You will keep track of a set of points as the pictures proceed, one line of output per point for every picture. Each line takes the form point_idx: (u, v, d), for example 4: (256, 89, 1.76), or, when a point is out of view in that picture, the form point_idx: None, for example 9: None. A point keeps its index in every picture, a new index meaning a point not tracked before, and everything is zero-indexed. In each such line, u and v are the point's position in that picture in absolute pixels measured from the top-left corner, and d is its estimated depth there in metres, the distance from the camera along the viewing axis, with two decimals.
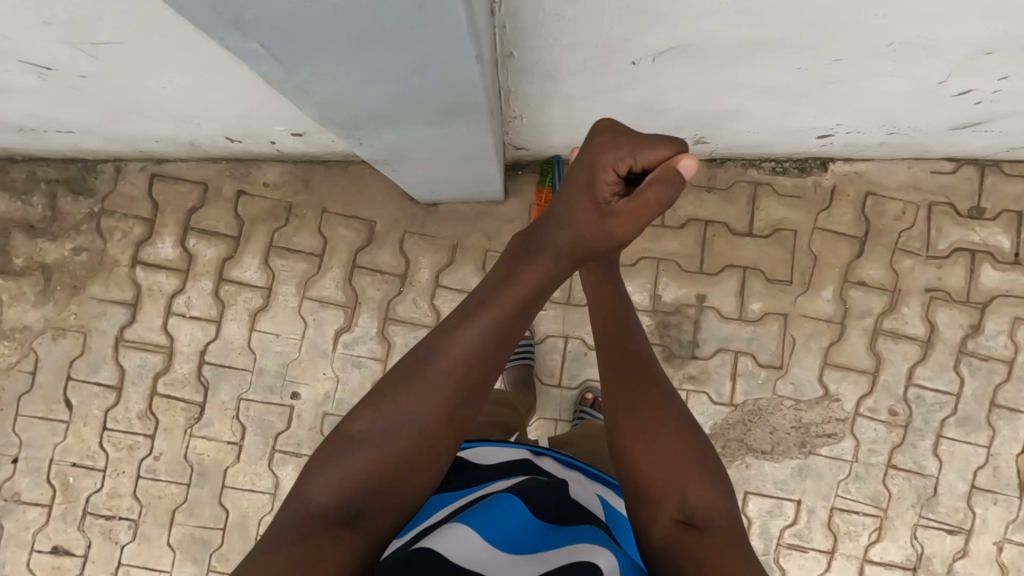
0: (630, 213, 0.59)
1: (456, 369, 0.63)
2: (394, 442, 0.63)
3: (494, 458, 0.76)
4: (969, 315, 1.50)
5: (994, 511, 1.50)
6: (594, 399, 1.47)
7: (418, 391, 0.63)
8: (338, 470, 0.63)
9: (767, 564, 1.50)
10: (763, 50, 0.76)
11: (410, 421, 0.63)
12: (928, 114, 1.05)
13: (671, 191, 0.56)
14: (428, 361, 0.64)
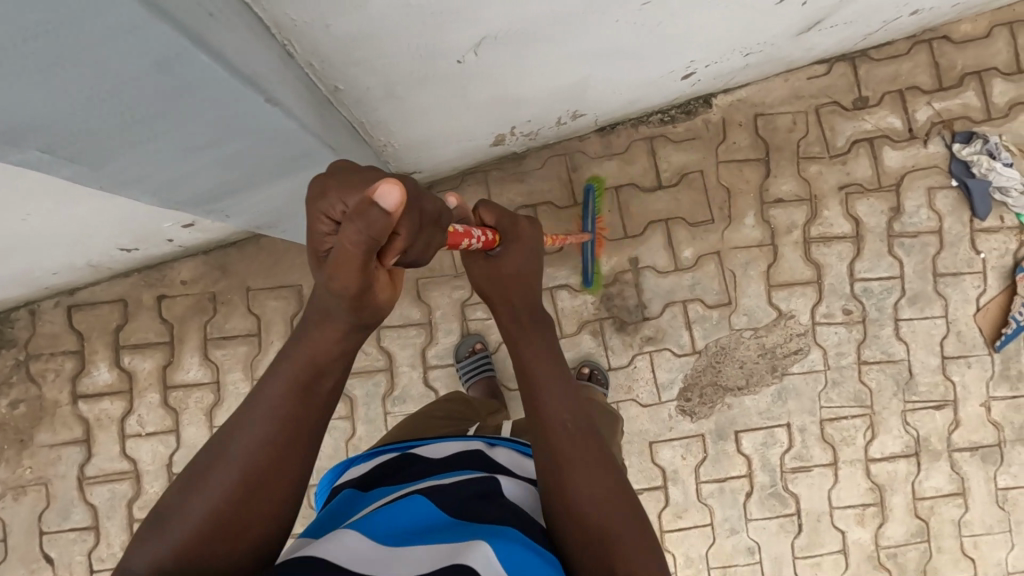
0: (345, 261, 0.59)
1: (280, 404, 0.65)
2: (225, 477, 0.62)
3: (443, 452, 0.83)
4: (886, 199, 1.54)
5: (971, 375, 1.52)
6: (591, 370, 1.47)
7: (245, 426, 0.64)
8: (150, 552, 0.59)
9: (778, 494, 1.51)
10: (572, 14, 0.78)
11: (241, 450, 0.63)
12: (771, 25, 1.08)
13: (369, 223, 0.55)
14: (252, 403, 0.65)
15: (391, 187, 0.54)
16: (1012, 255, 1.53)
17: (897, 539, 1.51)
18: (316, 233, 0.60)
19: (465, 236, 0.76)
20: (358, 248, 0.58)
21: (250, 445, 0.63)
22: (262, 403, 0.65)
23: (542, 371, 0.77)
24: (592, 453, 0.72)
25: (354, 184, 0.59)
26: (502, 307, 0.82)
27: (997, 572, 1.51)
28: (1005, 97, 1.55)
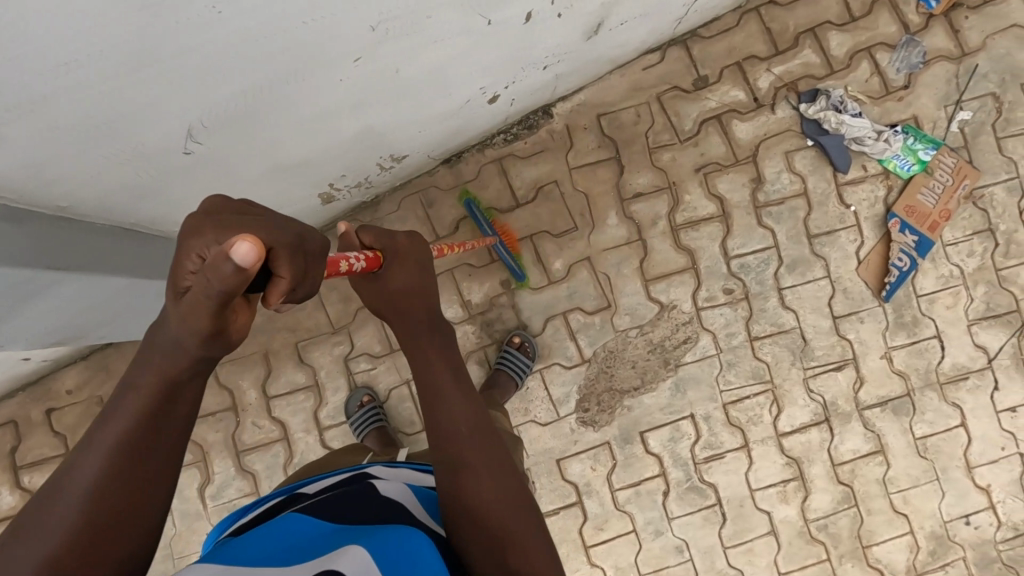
0: (195, 308, 0.54)
1: (114, 456, 0.55)
2: (66, 523, 0.53)
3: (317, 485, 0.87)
4: (745, 171, 1.53)
5: (867, 329, 1.50)
6: (521, 341, 1.48)
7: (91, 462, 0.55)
8: None
9: (695, 486, 1.48)
10: (274, 87, 0.78)
11: (63, 510, 0.53)
12: (545, 38, 1.08)
13: (227, 272, 0.49)
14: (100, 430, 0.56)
15: (245, 242, 0.48)
16: (882, 201, 1.52)
17: (824, 509, 1.48)
18: (183, 269, 0.53)
19: (345, 261, 0.71)
20: (221, 301, 0.52)
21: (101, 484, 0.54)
22: (107, 440, 0.56)
23: (435, 359, 0.80)
24: (496, 468, 0.77)
25: (232, 228, 0.53)
26: (400, 323, 0.81)
27: (934, 524, 1.47)
28: (843, 48, 1.54)
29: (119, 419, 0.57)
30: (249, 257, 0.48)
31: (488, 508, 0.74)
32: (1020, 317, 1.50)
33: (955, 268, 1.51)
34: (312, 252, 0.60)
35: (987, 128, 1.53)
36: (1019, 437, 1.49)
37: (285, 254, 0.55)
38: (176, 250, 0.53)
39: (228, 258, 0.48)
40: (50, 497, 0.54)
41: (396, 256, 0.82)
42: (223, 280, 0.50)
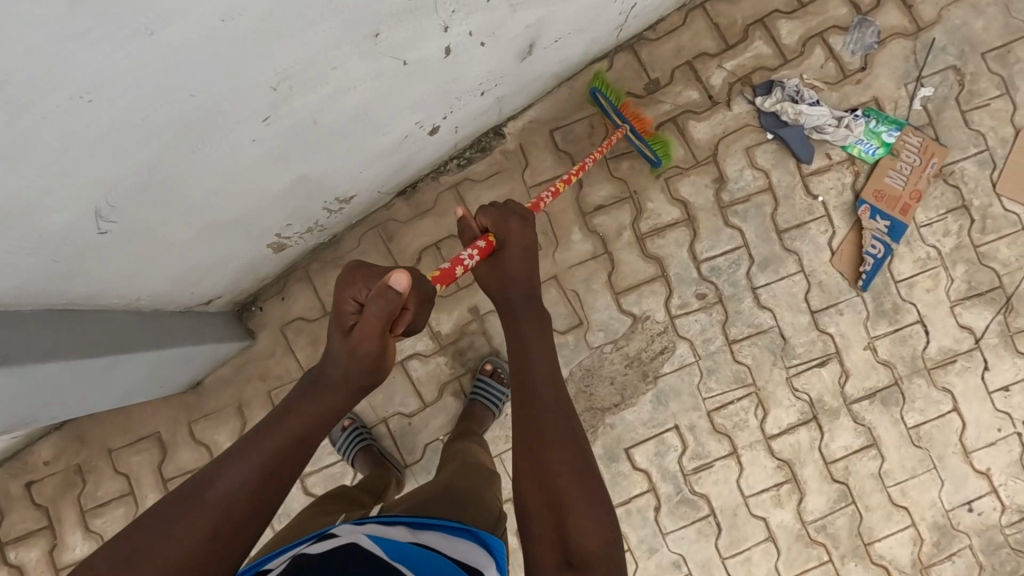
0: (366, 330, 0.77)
1: (268, 461, 0.74)
2: (206, 520, 0.68)
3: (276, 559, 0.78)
4: (707, 172, 1.49)
5: (847, 321, 1.46)
6: (493, 368, 1.45)
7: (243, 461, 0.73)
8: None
9: (687, 499, 1.45)
10: (180, 157, 0.76)
11: (233, 484, 0.71)
12: (473, 66, 1.05)
13: (386, 300, 0.75)
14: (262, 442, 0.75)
15: (401, 275, 0.75)
16: (850, 188, 1.48)
17: (821, 509, 1.44)
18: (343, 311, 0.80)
19: (455, 266, 0.90)
20: (380, 321, 0.76)
21: (226, 495, 0.70)
22: (258, 452, 0.74)
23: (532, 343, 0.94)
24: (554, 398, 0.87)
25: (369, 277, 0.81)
26: (519, 288, 0.98)
27: (935, 514, 1.44)
28: (795, 36, 1.50)
29: (264, 442, 0.76)
30: (399, 286, 0.74)
31: (547, 424, 0.84)
32: (1003, 293, 1.46)
33: (932, 249, 1.47)
34: (425, 291, 0.82)
35: (950, 103, 1.49)
36: (1014, 416, 1.45)
37: (413, 299, 0.80)
38: (345, 293, 0.81)
39: (389, 287, 0.74)
40: (211, 476, 0.71)
41: (505, 236, 0.98)
42: (383, 306, 0.75)
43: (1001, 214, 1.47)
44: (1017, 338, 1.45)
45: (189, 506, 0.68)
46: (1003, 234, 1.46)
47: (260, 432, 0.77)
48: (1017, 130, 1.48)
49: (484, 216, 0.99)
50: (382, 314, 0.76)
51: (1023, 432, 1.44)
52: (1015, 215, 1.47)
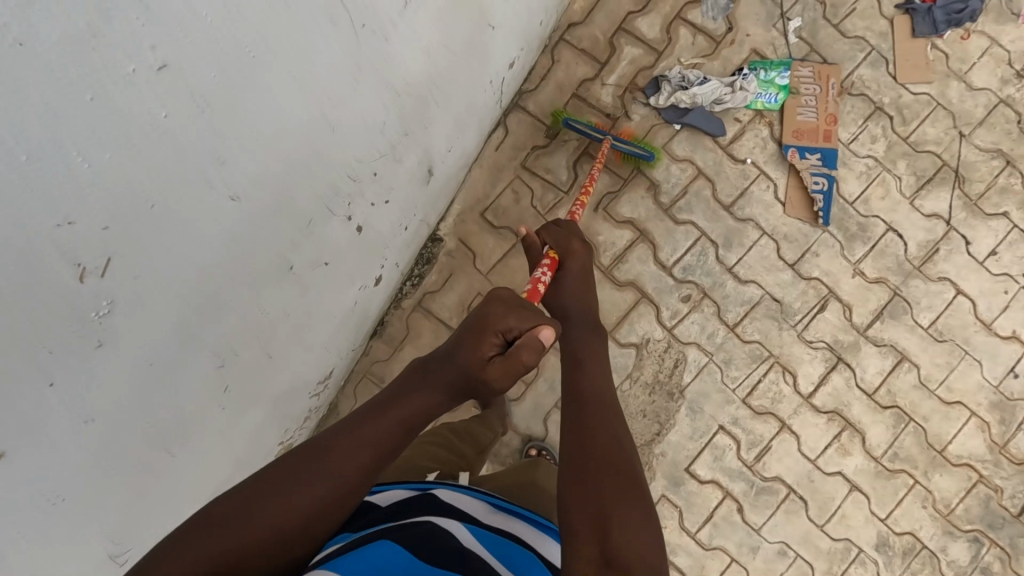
0: (500, 371, 0.69)
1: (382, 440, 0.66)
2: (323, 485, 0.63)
3: (389, 497, 0.76)
4: (638, 185, 1.51)
5: (825, 260, 1.48)
6: (541, 450, 1.45)
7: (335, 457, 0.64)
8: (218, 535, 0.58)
9: (762, 487, 1.45)
10: (164, 465, 0.75)
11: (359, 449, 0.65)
12: (386, 220, 1.06)
13: (532, 353, 0.68)
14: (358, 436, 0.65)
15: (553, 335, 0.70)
16: (770, 139, 1.51)
17: (885, 439, 1.45)
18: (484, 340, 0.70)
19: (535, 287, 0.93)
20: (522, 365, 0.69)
21: (304, 492, 0.62)
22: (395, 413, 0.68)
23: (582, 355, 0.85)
24: (604, 444, 0.71)
25: (512, 308, 0.73)
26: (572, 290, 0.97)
27: (988, 394, 1.45)
28: (656, 27, 1.53)
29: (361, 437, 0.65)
30: (550, 339, 0.70)
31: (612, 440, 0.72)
32: (949, 169, 1.49)
33: (869, 159, 1.49)
34: None
35: (821, 23, 1.52)
36: (1014, 274, 1.47)
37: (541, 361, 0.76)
38: (489, 327, 0.71)
39: (540, 339, 0.69)
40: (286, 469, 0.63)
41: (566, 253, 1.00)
42: (535, 357, 0.68)
43: (913, 100, 1.50)
44: (981, 203, 1.48)
45: (235, 527, 0.59)
46: (923, 116, 1.50)
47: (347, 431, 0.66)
48: (892, 19, 1.52)
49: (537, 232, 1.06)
50: (534, 360, 0.68)
51: None
52: (925, 95, 1.50)
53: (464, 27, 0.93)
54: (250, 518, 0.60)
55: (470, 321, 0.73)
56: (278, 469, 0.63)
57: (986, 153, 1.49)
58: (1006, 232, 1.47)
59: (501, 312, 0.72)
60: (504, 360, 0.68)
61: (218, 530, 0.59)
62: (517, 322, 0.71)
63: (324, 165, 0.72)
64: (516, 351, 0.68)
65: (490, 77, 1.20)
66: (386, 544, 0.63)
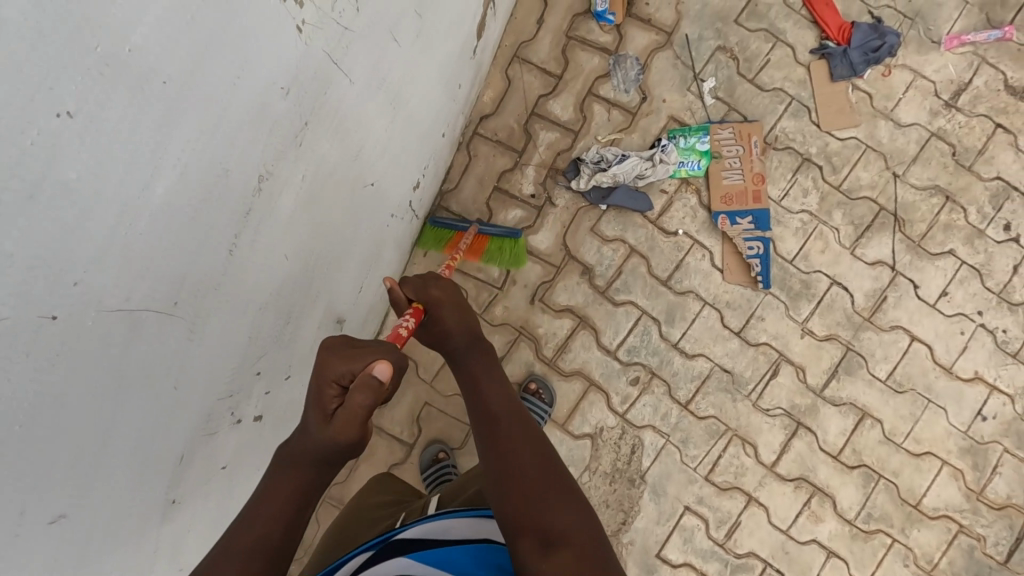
0: (344, 422, 0.66)
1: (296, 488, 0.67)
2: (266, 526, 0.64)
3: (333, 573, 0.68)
4: (572, 270, 1.48)
5: (772, 323, 1.45)
6: (535, 386, 1.44)
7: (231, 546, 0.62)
8: None
9: (736, 564, 1.42)
10: None
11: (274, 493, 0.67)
12: (294, 390, 1.04)
13: (369, 395, 0.66)
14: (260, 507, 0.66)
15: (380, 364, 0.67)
16: (700, 207, 1.47)
17: (857, 500, 1.41)
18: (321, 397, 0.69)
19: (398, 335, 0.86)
20: (360, 409, 0.66)
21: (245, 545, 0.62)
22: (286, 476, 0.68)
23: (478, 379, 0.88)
24: (539, 462, 0.76)
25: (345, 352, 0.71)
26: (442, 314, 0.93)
27: (958, 440, 1.41)
28: (569, 107, 1.51)
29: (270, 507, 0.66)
30: (388, 372, 0.67)
31: (527, 451, 0.77)
32: (887, 213, 1.44)
33: (803, 214, 1.46)
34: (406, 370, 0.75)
35: (736, 80, 1.49)
36: (969, 313, 1.42)
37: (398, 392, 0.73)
38: (324, 378, 0.69)
39: (372, 375, 0.66)
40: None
41: (435, 303, 0.93)
42: (373, 398, 0.66)
43: (841, 146, 1.46)
44: (925, 243, 1.43)
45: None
46: (854, 161, 1.45)
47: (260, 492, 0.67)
48: (809, 65, 1.48)
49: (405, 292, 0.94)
50: (369, 403, 0.66)
51: (984, 321, 1.42)
52: (853, 139, 1.46)
53: (335, 200, 0.89)
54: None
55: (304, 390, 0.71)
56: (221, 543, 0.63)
57: (923, 191, 1.44)
58: (955, 271, 1.42)
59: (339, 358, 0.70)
60: (342, 411, 0.66)
61: None
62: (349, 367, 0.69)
63: (183, 409, 0.70)
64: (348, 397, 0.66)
65: (392, 210, 1.18)
66: None
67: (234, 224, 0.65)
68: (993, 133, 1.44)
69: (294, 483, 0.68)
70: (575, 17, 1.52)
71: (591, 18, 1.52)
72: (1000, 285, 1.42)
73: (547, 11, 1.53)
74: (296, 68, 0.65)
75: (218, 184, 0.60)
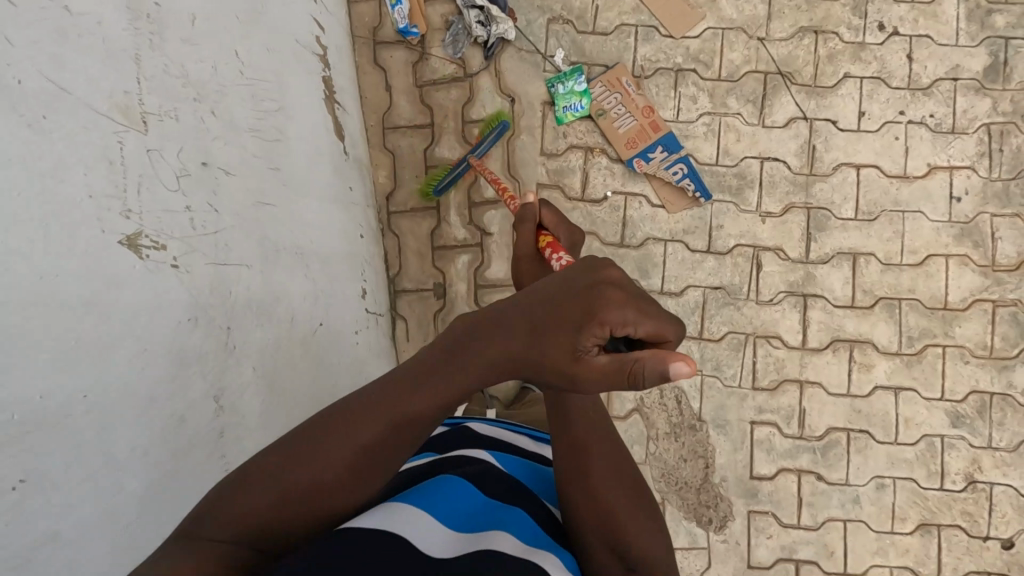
0: (608, 371, 0.57)
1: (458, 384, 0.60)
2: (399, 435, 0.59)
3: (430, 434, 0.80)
4: None
5: (732, 225, 1.48)
6: None
7: (349, 433, 0.58)
8: (276, 483, 0.56)
9: (822, 447, 1.45)
10: None
11: (433, 389, 0.60)
12: None
13: (658, 374, 0.54)
14: (430, 379, 0.60)
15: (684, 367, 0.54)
16: (613, 163, 1.51)
17: (893, 332, 1.44)
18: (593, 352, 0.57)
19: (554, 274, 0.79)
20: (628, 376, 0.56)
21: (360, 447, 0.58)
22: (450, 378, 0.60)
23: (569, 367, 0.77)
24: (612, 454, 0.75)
25: (648, 313, 0.57)
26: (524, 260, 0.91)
27: (948, 230, 1.43)
28: (456, 145, 1.56)
29: (442, 375, 0.60)
30: (686, 377, 0.54)
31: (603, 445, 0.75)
32: (773, 75, 1.47)
33: (703, 118, 1.49)
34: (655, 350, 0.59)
35: (579, 39, 1.53)
36: (893, 118, 1.45)
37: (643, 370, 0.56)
38: (597, 322, 0.56)
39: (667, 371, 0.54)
40: (274, 463, 0.57)
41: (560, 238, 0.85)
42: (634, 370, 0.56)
43: (701, 43, 1.50)
44: (821, 81, 1.46)
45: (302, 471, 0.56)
46: (719, 49, 1.49)
47: (401, 391, 0.60)
48: None
49: (544, 210, 0.87)
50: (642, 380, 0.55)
51: (910, 118, 1.44)
52: (707, 31, 1.50)
53: (295, 364, 0.94)
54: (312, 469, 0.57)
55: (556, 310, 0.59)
56: (333, 421, 0.59)
57: (792, 38, 1.47)
58: (859, 89, 1.45)
59: (574, 332, 0.57)
60: (612, 361, 0.57)
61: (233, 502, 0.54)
62: (644, 329, 0.57)
63: None
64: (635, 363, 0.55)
65: (353, 326, 1.24)
66: (452, 483, 0.65)
67: (218, 451, 0.72)
68: None
69: (443, 389, 0.60)
70: (414, 66, 1.57)
71: (428, 59, 1.57)
72: (905, 79, 1.45)
73: (389, 76, 1.58)
74: (192, 298, 0.70)
75: (180, 432, 0.66)
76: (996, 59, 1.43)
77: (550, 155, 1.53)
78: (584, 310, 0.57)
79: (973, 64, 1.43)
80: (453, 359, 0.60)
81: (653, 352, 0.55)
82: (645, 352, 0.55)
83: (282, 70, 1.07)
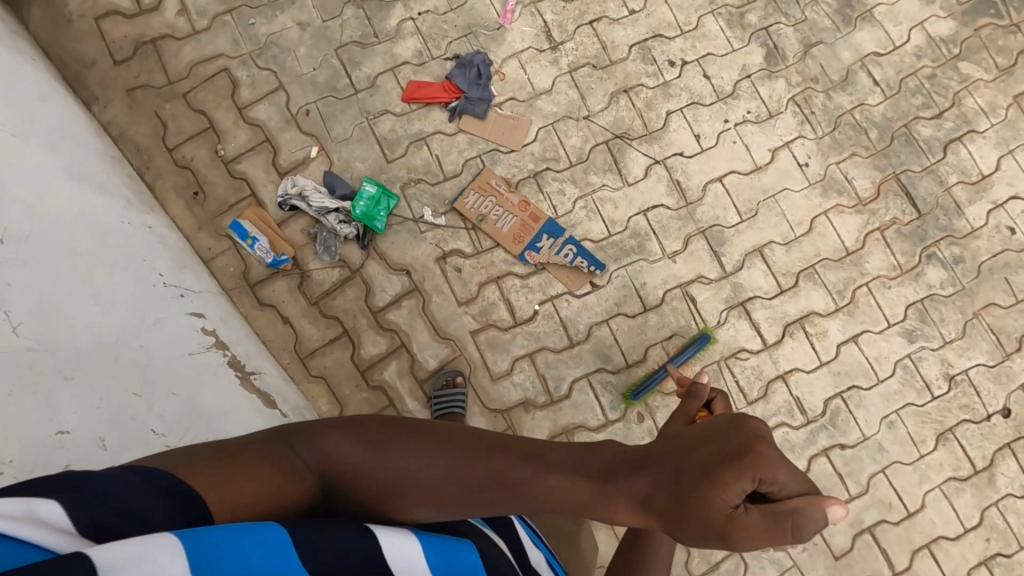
0: (753, 534, 0.55)
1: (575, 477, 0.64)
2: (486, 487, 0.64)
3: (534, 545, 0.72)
4: (519, 415, 1.51)
5: (652, 277, 1.57)
6: None
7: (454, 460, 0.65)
8: (381, 453, 0.64)
9: (830, 420, 1.54)
10: None
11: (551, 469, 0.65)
12: None
13: (805, 527, 0.55)
14: (554, 461, 0.65)
15: (835, 508, 0.54)
16: (526, 278, 1.56)
17: (825, 294, 1.58)
18: (733, 498, 0.55)
19: None
20: (763, 530, 0.55)
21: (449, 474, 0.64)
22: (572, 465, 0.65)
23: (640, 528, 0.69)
24: None
25: (798, 480, 0.57)
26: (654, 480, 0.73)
27: (814, 192, 1.61)
28: (378, 338, 1.53)
29: (567, 458, 0.65)
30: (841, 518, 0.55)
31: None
32: (613, 141, 1.60)
33: (578, 203, 1.58)
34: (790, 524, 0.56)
35: (437, 190, 1.58)
36: (722, 127, 1.62)
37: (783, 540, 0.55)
38: (750, 478, 0.55)
39: (824, 511, 0.54)
40: (392, 440, 0.65)
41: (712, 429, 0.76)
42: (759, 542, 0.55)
43: (540, 144, 1.60)
44: (652, 127, 1.61)
45: (393, 460, 0.64)
46: (558, 141, 1.60)
47: (527, 470, 0.65)
48: (461, 127, 1.60)
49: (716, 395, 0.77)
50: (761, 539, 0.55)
51: (734, 121, 1.62)
52: (540, 131, 1.60)
53: None
54: (405, 462, 0.64)
55: (717, 443, 0.58)
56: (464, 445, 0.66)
57: (611, 105, 1.61)
58: (685, 119, 1.62)
59: (725, 481, 0.55)
60: (758, 518, 0.55)
61: (338, 447, 0.63)
62: (790, 487, 0.56)
63: None
64: (783, 521, 0.54)
65: None
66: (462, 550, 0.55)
67: None
68: (595, 31, 1.65)
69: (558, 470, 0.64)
70: (301, 288, 1.53)
71: (310, 275, 1.54)
72: (713, 94, 1.63)
73: (280, 309, 1.52)
74: None
75: None
76: (768, 47, 1.66)
77: (468, 301, 1.55)
78: (736, 455, 0.56)
79: (754, 59, 1.65)
80: (591, 456, 0.65)
81: (808, 500, 0.55)
82: (801, 501, 0.55)
83: (201, 396, 1.00)
